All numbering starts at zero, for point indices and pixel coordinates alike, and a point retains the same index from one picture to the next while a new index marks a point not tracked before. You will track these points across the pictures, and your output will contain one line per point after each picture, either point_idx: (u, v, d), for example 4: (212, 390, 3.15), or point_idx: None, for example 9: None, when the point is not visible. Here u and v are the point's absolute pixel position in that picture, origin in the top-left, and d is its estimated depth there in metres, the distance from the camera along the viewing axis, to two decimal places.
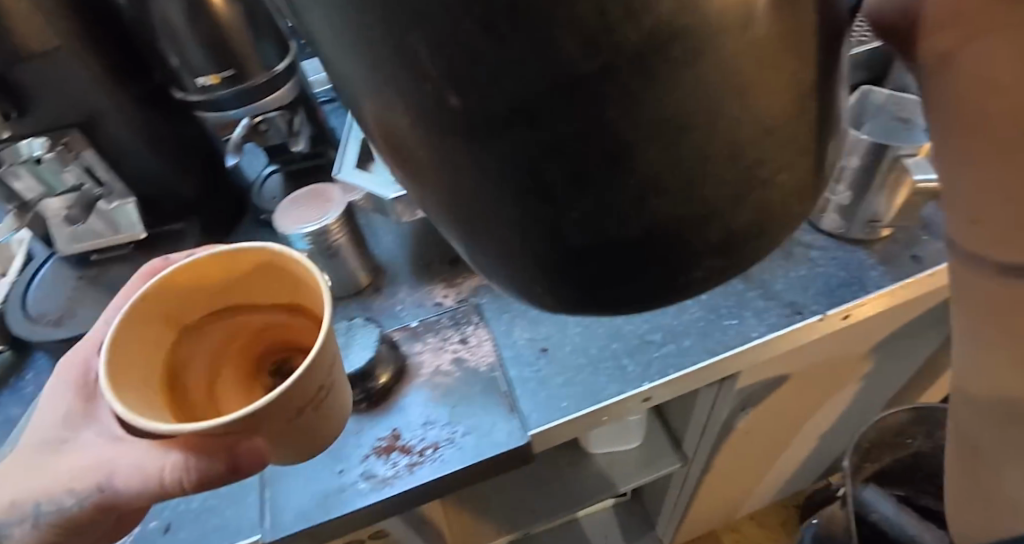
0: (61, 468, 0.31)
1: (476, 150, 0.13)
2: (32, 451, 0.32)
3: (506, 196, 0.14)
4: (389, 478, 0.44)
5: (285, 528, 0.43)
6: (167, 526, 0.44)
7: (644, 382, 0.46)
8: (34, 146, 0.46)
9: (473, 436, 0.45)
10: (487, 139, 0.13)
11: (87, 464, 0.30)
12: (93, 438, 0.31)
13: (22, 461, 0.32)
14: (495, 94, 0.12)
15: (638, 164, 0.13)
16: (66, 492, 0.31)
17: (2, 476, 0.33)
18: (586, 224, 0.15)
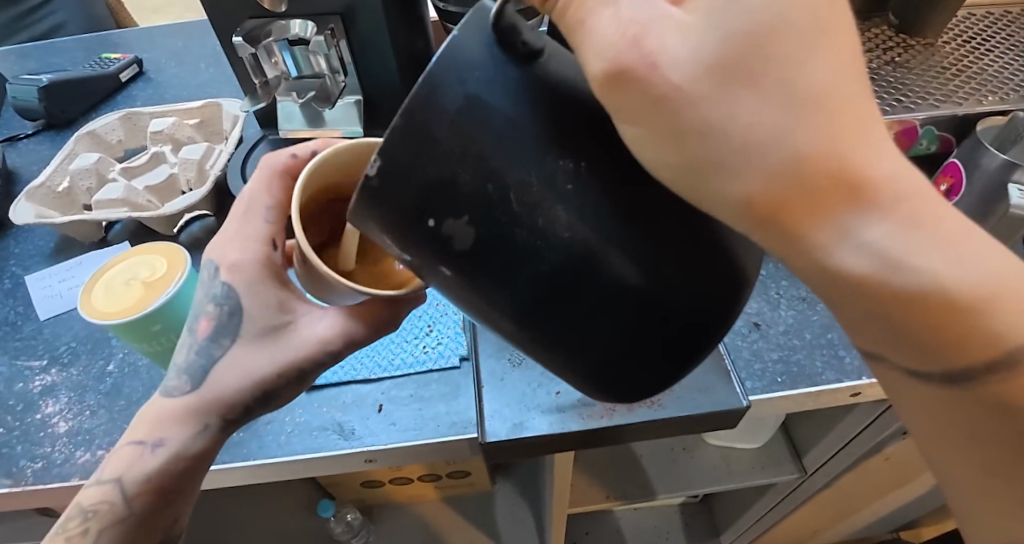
0: (301, 343, 0.36)
1: (496, 242, 0.22)
2: (261, 333, 0.36)
3: (546, 330, 0.24)
4: (609, 410, 0.43)
5: (497, 433, 0.43)
6: (380, 407, 0.46)
7: (862, 376, 0.46)
8: (306, 27, 0.54)
9: (693, 388, 0.44)
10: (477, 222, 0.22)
11: (328, 331, 0.36)
12: (319, 313, 0.37)
13: (253, 345, 0.36)
14: (524, 283, 0.23)
15: (606, 298, 0.23)
16: (324, 350, 0.36)
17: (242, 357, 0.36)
18: (577, 283, 0.23)
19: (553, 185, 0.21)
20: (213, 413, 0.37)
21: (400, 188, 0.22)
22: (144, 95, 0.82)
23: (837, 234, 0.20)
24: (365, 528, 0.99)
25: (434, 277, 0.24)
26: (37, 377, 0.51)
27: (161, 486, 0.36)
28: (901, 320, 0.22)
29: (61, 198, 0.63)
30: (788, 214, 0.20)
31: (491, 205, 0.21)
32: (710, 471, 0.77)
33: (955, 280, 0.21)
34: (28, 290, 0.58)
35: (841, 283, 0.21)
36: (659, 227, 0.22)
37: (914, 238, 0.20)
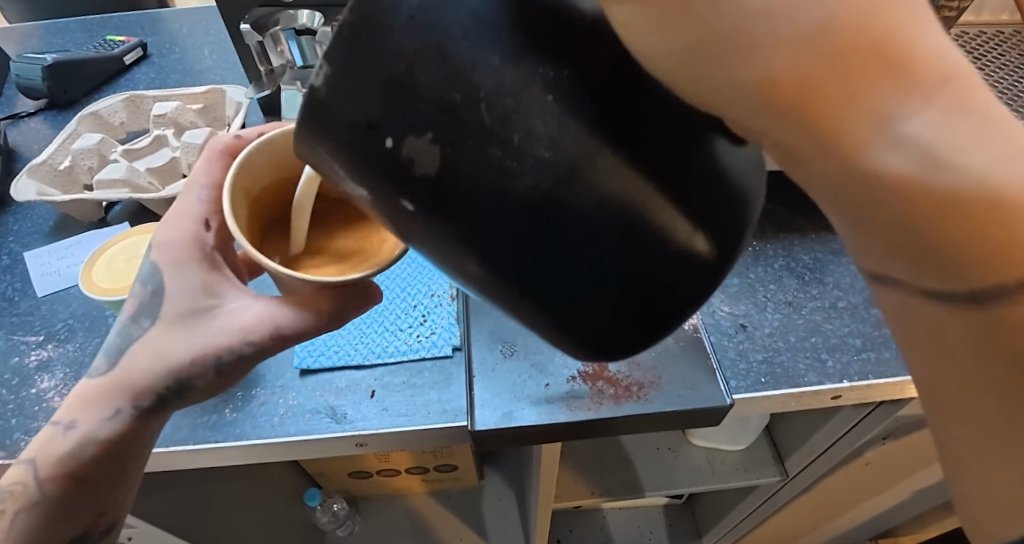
0: (222, 328, 0.36)
1: (459, 150, 0.21)
2: (179, 315, 0.36)
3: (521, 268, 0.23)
4: (596, 403, 0.44)
5: (486, 421, 0.43)
6: (373, 392, 0.47)
7: (843, 379, 0.47)
8: (312, 17, 0.55)
9: (680, 385, 0.45)
10: (439, 138, 0.21)
11: (251, 317, 0.36)
12: (247, 301, 0.37)
13: (171, 327, 0.36)
14: (496, 217, 0.22)
15: (590, 226, 0.22)
16: (243, 340, 0.35)
17: (162, 342, 0.36)
18: (559, 204, 0.22)
19: (529, 90, 0.20)
20: (123, 399, 0.36)
21: (367, 94, 0.21)
22: (147, 78, 0.83)
23: (873, 123, 0.18)
24: (351, 519, 1.00)
25: (400, 214, 0.23)
26: (33, 352, 0.52)
27: (72, 474, 0.36)
28: (937, 235, 0.19)
29: (62, 176, 0.63)
30: (815, 97, 0.18)
31: (459, 116, 0.20)
32: (694, 471, 0.79)
33: (1009, 181, 0.18)
34: (27, 266, 0.58)
35: (876, 187, 0.19)
36: (645, 143, 0.21)
37: (964, 127, 0.17)
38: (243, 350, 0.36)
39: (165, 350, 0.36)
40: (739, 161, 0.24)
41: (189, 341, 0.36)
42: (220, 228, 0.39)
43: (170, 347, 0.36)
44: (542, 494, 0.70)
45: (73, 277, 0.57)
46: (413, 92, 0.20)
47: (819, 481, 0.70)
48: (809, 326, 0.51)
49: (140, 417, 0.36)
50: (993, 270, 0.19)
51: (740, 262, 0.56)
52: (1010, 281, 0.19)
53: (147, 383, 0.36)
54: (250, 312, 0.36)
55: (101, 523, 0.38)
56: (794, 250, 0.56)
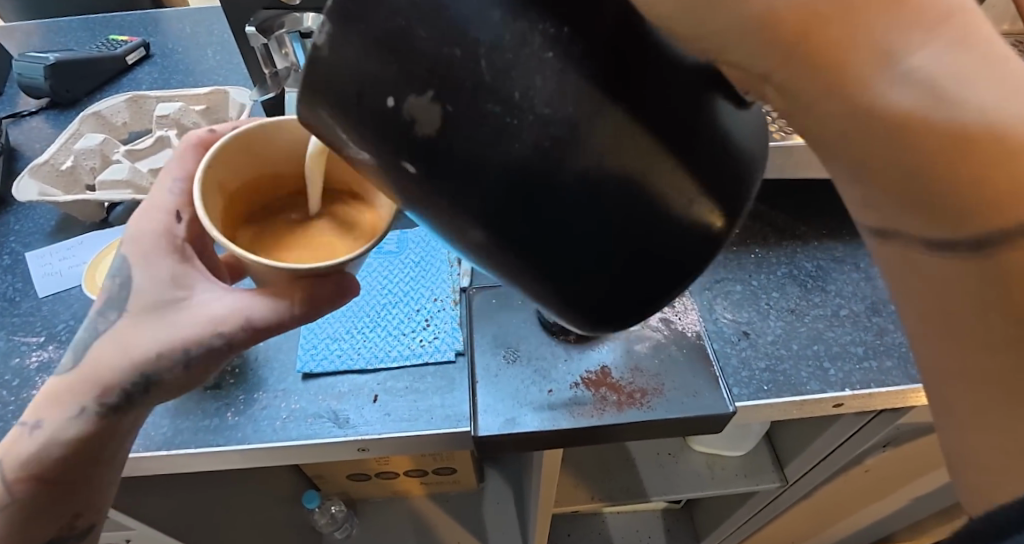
0: (191, 322, 0.35)
1: (452, 113, 0.21)
2: (146, 310, 0.35)
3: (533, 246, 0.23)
4: (599, 410, 0.44)
5: (488, 427, 0.43)
6: (375, 397, 0.47)
7: (845, 388, 0.47)
8: (318, 20, 0.55)
9: (682, 392, 0.45)
10: (432, 98, 0.20)
11: (220, 310, 0.35)
12: (216, 294, 0.36)
13: (136, 322, 0.35)
14: (495, 177, 0.22)
15: (613, 192, 0.23)
16: (211, 332, 0.35)
17: (130, 335, 0.36)
18: (562, 161, 0.22)
19: (527, 47, 0.20)
20: (90, 397, 0.35)
21: (364, 53, 0.20)
22: (150, 78, 0.83)
23: (879, 58, 0.19)
24: (349, 522, 0.99)
25: (398, 182, 0.23)
26: (34, 353, 0.51)
27: (39, 475, 0.36)
28: (936, 171, 0.20)
29: (64, 176, 0.63)
30: (822, 30, 0.19)
31: (455, 72, 0.20)
32: (693, 477, 0.79)
33: (1009, 116, 0.19)
34: (28, 267, 0.58)
35: (881, 126, 0.20)
36: (648, 96, 0.21)
37: (968, 62, 0.19)
38: (212, 343, 0.35)
39: (134, 345, 0.35)
40: (742, 124, 0.24)
41: (155, 334, 0.35)
42: (192, 219, 0.39)
43: (139, 342, 0.35)
44: (541, 499, 0.70)
45: (74, 278, 0.57)
46: (408, 49, 0.20)
47: (819, 487, 0.70)
48: (811, 334, 0.51)
49: (104, 416, 0.36)
50: (986, 212, 0.20)
51: (743, 269, 0.56)
52: (1009, 223, 0.20)
53: (116, 379, 0.35)
54: (218, 307, 0.35)
55: (76, 526, 0.39)
56: (796, 258, 0.57)
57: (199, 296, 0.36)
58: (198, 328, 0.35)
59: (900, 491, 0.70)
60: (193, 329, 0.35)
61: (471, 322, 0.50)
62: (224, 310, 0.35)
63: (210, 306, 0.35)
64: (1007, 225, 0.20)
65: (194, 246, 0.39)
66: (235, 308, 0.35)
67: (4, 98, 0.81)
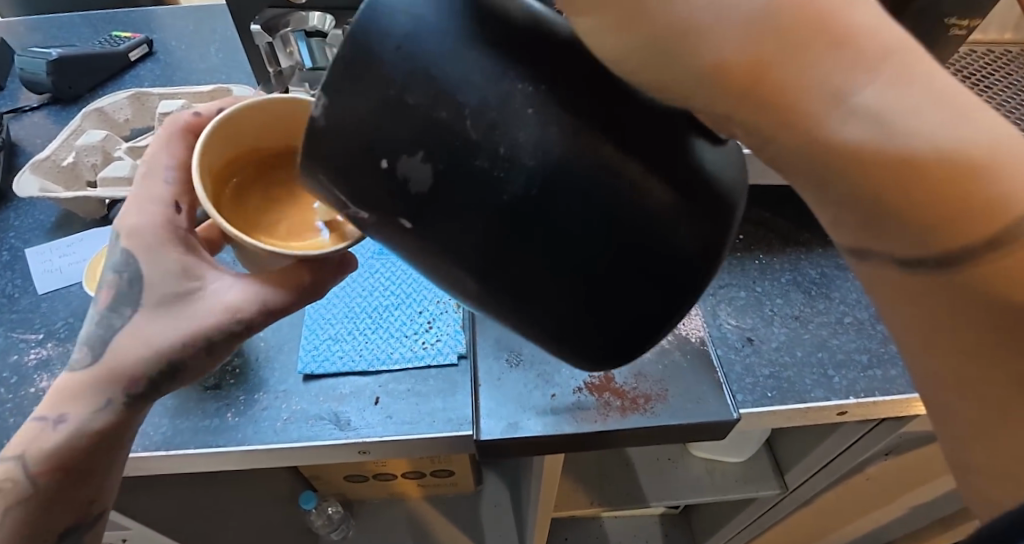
0: (207, 309, 0.35)
1: (445, 172, 0.21)
2: (162, 300, 0.35)
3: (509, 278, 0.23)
4: (603, 415, 0.44)
5: (491, 431, 0.43)
6: (377, 399, 0.46)
7: (849, 395, 0.47)
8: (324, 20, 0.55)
9: (686, 398, 0.45)
10: (422, 155, 0.21)
11: (236, 296, 0.35)
12: (228, 282, 0.36)
13: (152, 313, 0.35)
14: (486, 222, 0.22)
15: (584, 213, 0.22)
16: (231, 318, 0.35)
17: (149, 325, 0.35)
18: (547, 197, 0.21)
19: (507, 104, 0.21)
20: (115, 388, 0.35)
21: (356, 116, 0.21)
22: (151, 75, 0.82)
23: (825, 98, 0.19)
24: (345, 523, 0.99)
25: (396, 235, 0.23)
26: (32, 351, 0.51)
27: (69, 465, 0.35)
28: (898, 200, 0.19)
29: (65, 172, 0.63)
30: (770, 78, 0.19)
31: (445, 129, 0.21)
32: (693, 483, 0.78)
33: (959, 137, 0.18)
34: (27, 263, 0.58)
35: (837, 157, 0.20)
36: (625, 128, 0.21)
37: (911, 95, 0.18)
38: (231, 329, 0.35)
39: (152, 334, 0.35)
40: (722, 158, 0.24)
41: (173, 322, 0.35)
42: (189, 210, 0.38)
43: (158, 331, 0.35)
44: (541, 503, 0.70)
45: (74, 276, 0.56)
46: (393, 115, 0.21)
47: (819, 495, 0.70)
48: (815, 341, 0.51)
49: (129, 405, 0.36)
50: (956, 235, 0.19)
51: (747, 275, 0.56)
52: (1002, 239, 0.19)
53: (135, 370, 0.35)
54: (233, 292, 0.35)
55: (94, 511, 0.38)
56: (800, 264, 0.56)
57: (212, 284, 0.36)
58: (217, 313, 0.35)
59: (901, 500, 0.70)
60: (213, 315, 0.35)
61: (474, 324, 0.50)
62: (242, 294, 0.35)
63: (227, 292, 0.35)
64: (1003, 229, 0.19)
65: (195, 238, 0.39)
66: (250, 293, 0.35)
67: (5, 92, 0.80)
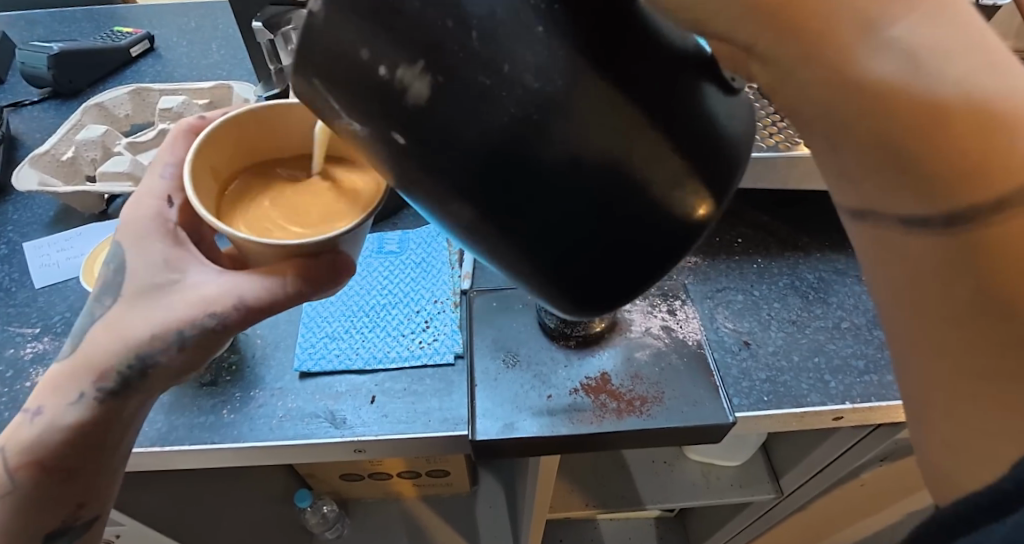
0: (186, 301, 0.35)
1: (444, 88, 0.20)
2: (142, 291, 0.35)
3: (495, 209, 0.22)
4: (599, 417, 0.44)
5: (486, 432, 0.43)
6: (373, 398, 0.46)
7: (845, 400, 0.47)
8: None
9: (682, 401, 0.45)
10: (422, 71, 0.20)
11: (214, 290, 0.35)
12: (209, 274, 0.36)
13: (132, 304, 0.35)
14: (476, 140, 0.20)
15: (579, 146, 0.21)
16: (204, 313, 0.34)
17: (126, 317, 0.35)
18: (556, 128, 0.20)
19: (519, 22, 0.20)
20: (87, 381, 0.35)
21: (364, 31, 0.20)
22: (153, 70, 0.82)
23: (858, 25, 0.19)
24: (340, 522, 0.99)
25: (386, 151, 0.22)
26: (29, 344, 0.51)
27: (42, 460, 0.35)
28: (922, 141, 0.19)
29: (65, 167, 0.63)
30: (800, 2, 0.19)
31: (448, 42, 0.20)
32: (688, 487, 0.78)
33: (992, 89, 0.19)
34: (25, 257, 0.58)
35: (865, 97, 0.20)
36: (640, 69, 0.21)
37: (943, 33, 0.19)
38: (204, 325, 0.34)
39: (129, 326, 0.35)
40: (732, 110, 0.23)
41: (149, 314, 0.35)
42: (183, 205, 0.38)
43: (135, 324, 0.35)
44: (536, 504, 0.70)
45: (72, 270, 0.56)
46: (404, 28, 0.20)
47: (814, 501, 0.70)
48: (813, 346, 0.51)
49: (102, 402, 0.35)
50: (965, 186, 0.20)
51: (745, 279, 0.56)
52: (998, 192, 0.19)
53: (110, 363, 0.35)
54: (216, 283, 0.35)
55: (81, 517, 0.38)
56: (798, 268, 0.57)
57: (192, 275, 0.36)
58: (192, 305, 0.34)
59: (896, 507, 0.70)
60: (187, 307, 0.34)
61: (471, 324, 0.50)
62: (221, 286, 0.35)
63: (206, 285, 0.35)
64: (1003, 192, 0.19)
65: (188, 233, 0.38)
66: (229, 284, 0.35)
67: (6, 86, 0.80)
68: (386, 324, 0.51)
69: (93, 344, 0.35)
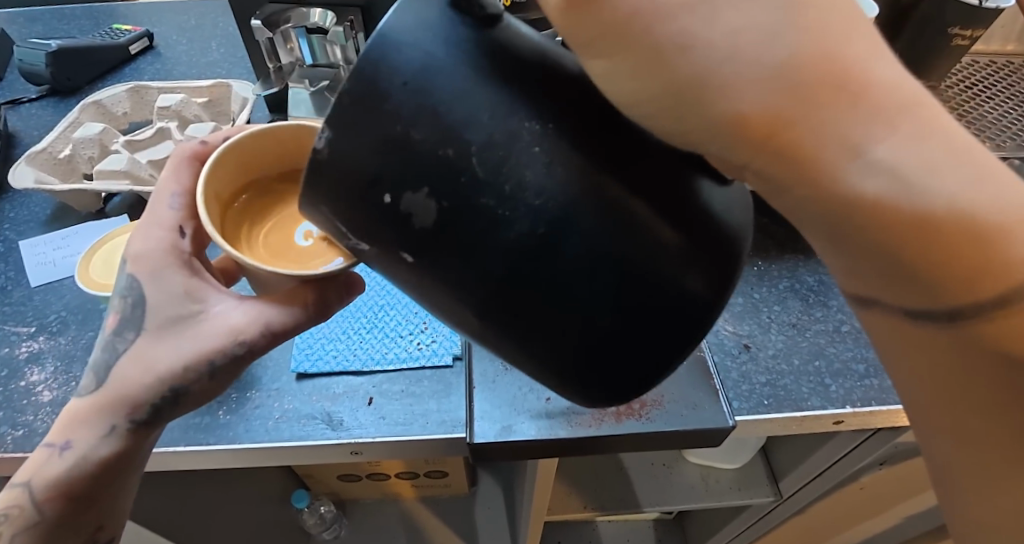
0: (214, 332, 0.35)
1: (451, 207, 0.21)
2: (168, 324, 0.35)
3: (512, 316, 0.23)
4: (598, 420, 0.44)
5: (485, 434, 0.43)
6: (371, 400, 0.46)
7: (846, 404, 0.47)
8: (325, 17, 0.54)
9: (681, 404, 0.45)
10: (427, 194, 0.21)
11: (241, 321, 0.35)
12: (232, 303, 0.36)
13: (158, 337, 0.35)
14: (491, 259, 0.22)
15: (586, 251, 0.22)
16: (235, 342, 0.35)
17: (151, 349, 0.35)
18: (562, 234, 0.22)
19: (518, 142, 0.21)
20: (120, 414, 0.35)
21: (368, 156, 0.22)
22: (151, 68, 0.82)
23: (845, 150, 0.19)
24: (337, 522, 0.98)
25: (395, 264, 0.24)
26: (24, 344, 0.50)
27: (70, 493, 0.35)
28: (915, 253, 0.21)
29: (61, 165, 0.62)
30: (790, 133, 0.19)
31: (453, 169, 0.21)
32: (687, 490, 0.78)
33: (979, 203, 0.20)
34: (21, 255, 0.57)
35: (856, 211, 0.20)
36: (634, 173, 0.22)
37: (930, 151, 0.19)
38: (234, 353, 0.35)
39: (156, 358, 0.35)
40: (726, 198, 0.24)
41: (177, 346, 0.35)
42: (194, 233, 0.37)
43: (163, 356, 0.35)
44: (534, 506, 0.69)
45: (68, 269, 0.56)
46: (403, 158, 0.21)
47: (813, 504, 0.70)
48: (814, 350, 0.50)
49: (131, 432, 0.36)
50: (966, 283, 0.21)
51: (745, 282, 0.55)
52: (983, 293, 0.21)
53: (140, 396, 0.35)
54: (241, 312, 0.35)
55: (99, 538, 0.38)
56: (798, 271, 0.56)
57: (215, 304, 0.36)
58: (221, 336, 0.35)
59: (895, 512, 0.70)
60: (217, 338, 0.35)
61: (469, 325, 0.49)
62: (249, 316, 0.35)
63: (231, 315, 0.35)
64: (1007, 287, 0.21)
65: (199, 262, 0.38)
66: (256, 313, 0.35)
67: (5, 83, 0.80)
68: (381, 325, 0.50)
69: (118, 377, 0.35)
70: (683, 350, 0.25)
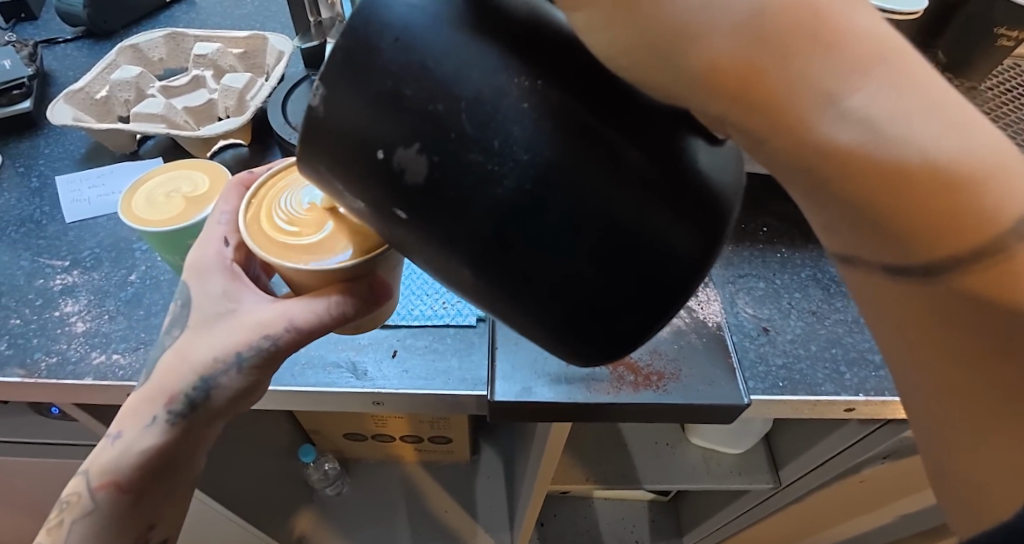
0: (244, 327, 0.36)
1: (438, 161, 0.22)
2: (208, 321, 0.36)
3: (505, 271, 0.24)
4: (616, 388, 0.45)
5: (505, 393, 0.44)
6: (395, 352, 0.47)
7: (859, 393, 0.47)
8: None
9: (700, 379, 0.45)
10: (416, 150, 0.22)
11: (268, 315, 0.35)
12: (264, 301, 0.37)
13: (199, 334, 0.36)
14: (479, 215, 0.22)
15: (569, 204, 0.22)
16: (262, 335, 0.35)
17: (192, 345, 0.36)
18: (546, 183, 0.22)
19: (505, 99, 0.21)
20: (159, 405, 0.36)
21: (361, 114, 0.22)
22: (186, 16, 0.82)
23: (822, 105, 0.19)
24: (340, 479, 1.00)
25: (388, 217, 0.25)
26: (58, 276, 0.52)
27: (120, 482, 0.36)
28: (896, 211, 0.20)
29: (97, 106, 0.63)
30: (771, 86, 0.19)
31: (442, 125, 0.22)
32: (689, 471, 0.79)
33: (950, 152, 0.19)
34: (56, 191, 0.58)
35: (828, 163, 0.20)
36: (620, 128, 0.22)
37: (915, 100, 0.18)
38: (262, 347, 0.35)
39: (193, 354, 0.36)
40: (720, 156, 0.24)
41: (213, 344, 0.36)
42: (238, 244, 0.39)
43: (200, 355, 0.36)
44: (538, 479, 0.71)
45: (102, 208, 0.57)
46: (392, 116, 0.22)
47: (811, 493, 0.71)
48: (831, 339, 0.51)
49: (170, 426, 0.36)
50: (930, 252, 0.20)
51: (767, 267, 0.56)
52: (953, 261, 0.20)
53: (174, 388, 0.36)
54: (272, 308, 0.36)
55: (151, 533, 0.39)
56: (821, 261, 0.57)
57: (254, 306, 0.37)
58: (251, 331, 0.35)
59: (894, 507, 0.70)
60: (251, 335, 0.35)
61: None
62: (276, 312, 0.35)
63: (262, 314, 0.36)
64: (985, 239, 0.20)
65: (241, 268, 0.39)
66: (284, 309, 0.35)
67: (39, 22, 0.80)
68: (407, 284, 0.51)
69: (160, 372, 0.37)
70: (676, 309, 0.25)
